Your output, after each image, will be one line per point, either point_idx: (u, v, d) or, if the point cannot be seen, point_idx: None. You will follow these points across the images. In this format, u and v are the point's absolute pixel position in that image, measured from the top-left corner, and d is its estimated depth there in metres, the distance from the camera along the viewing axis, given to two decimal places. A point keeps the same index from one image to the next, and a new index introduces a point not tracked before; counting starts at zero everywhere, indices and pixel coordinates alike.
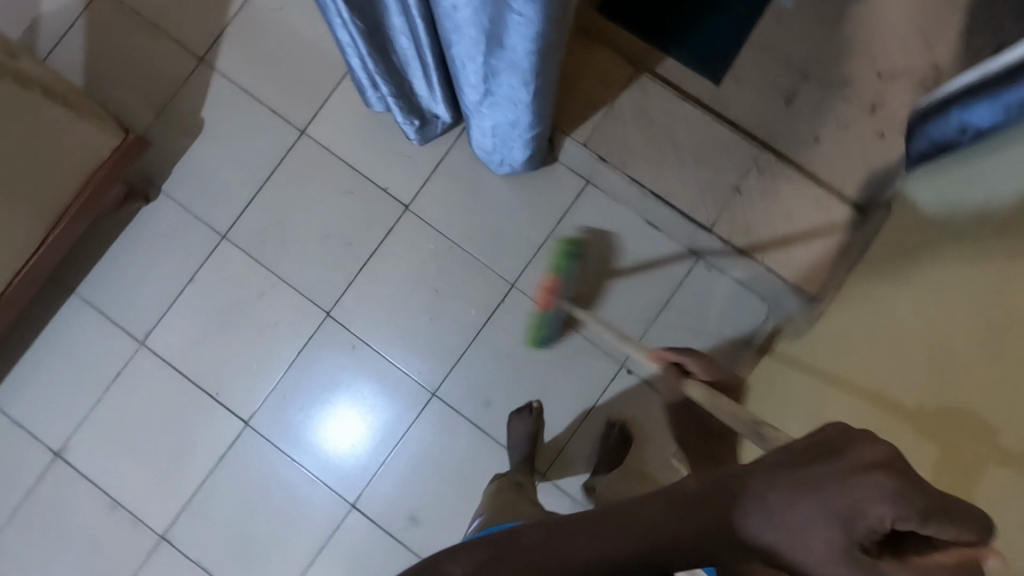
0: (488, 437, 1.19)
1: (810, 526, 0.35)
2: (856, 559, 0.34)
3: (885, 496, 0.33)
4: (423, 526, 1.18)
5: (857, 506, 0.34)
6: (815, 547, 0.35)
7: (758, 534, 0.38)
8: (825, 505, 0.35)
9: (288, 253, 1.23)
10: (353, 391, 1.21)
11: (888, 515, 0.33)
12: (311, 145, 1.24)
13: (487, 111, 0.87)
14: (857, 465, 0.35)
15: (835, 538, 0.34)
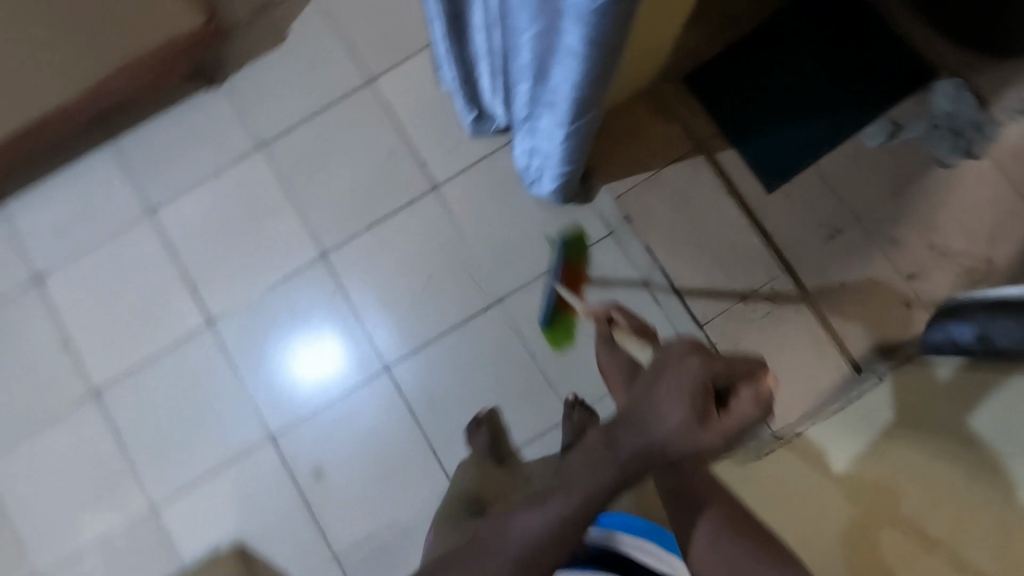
0: (418, 430, 1.20)
1: (668, 409, 0.47)
2: (711, 420, 0.47)
3: (703, 369, 0.48)
4: (326, 484, 1.20)
5: (692, 388, 0.47)
6: (688, 429, 0.47)
7: (656, 441, 0.47)
8: (680, 396, 0.47)
9: (312, 186, 1.26)
10: (316, 333, 1.24)
11: (710, 381, 0.48)
12: (373, 95, 1.26)
13: (529, 134, 0.88)
14: (684, 357, 0.49)
15: (686, 412, 0.47)
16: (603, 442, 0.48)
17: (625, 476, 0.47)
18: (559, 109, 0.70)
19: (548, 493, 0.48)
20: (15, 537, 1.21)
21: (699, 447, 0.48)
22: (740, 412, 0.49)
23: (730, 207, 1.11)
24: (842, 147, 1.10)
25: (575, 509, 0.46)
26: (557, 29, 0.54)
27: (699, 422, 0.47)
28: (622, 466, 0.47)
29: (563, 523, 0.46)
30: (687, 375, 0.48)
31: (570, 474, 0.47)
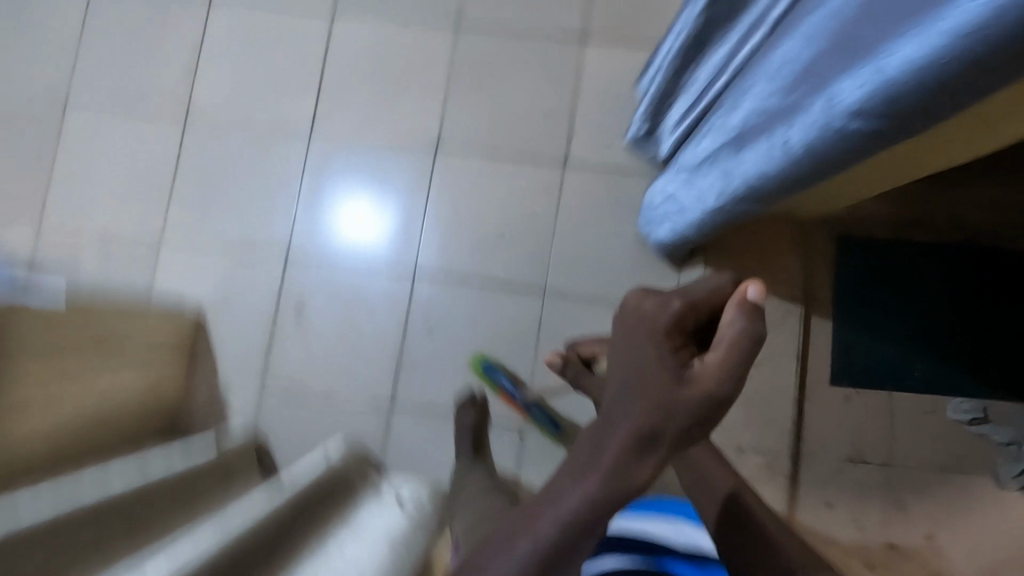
0: (400, 340, 1.23)
1: (651, 361, 0.39)
2: (697, 370, 0.39)
3: (661, 309, 0.43)
4: (300, 323, 1.24)
5: (656, 325, 0.42)
6: (681, 385, 0.38)
7: (644, 428, 0.37)
8: (648, 348, 0.40)
9: (470, 89, 1.27)
10: (382, 202, 1.26)
11: (670, 320, 0.43)
12: (575, 53, 1.26)
13: (683, 179, 0.87)
14: (635, 308, 0.43)
15: (668, 359, 0.40)
16: (596, 428, 0.39)
17: (634, 460, 0.37)
18: (730, 181, 0.68)
19: (543, 501, 0.38)
20: (49, 174, 1.29)
21: (703, 402, 0.38)
22: (730, 330, 0.40)
23: (788, 370, 1.08)
24: (924, 398, 1.05)
25: (557, 530, 0.37)
26: (787, 116, 0.52)
27: (684, 375, 0.39)
28: (625, 449, 0.37)
29: (569, 528, 0.37)
30: (642, 325, 0.42)
31: (543, 497, 0.38)
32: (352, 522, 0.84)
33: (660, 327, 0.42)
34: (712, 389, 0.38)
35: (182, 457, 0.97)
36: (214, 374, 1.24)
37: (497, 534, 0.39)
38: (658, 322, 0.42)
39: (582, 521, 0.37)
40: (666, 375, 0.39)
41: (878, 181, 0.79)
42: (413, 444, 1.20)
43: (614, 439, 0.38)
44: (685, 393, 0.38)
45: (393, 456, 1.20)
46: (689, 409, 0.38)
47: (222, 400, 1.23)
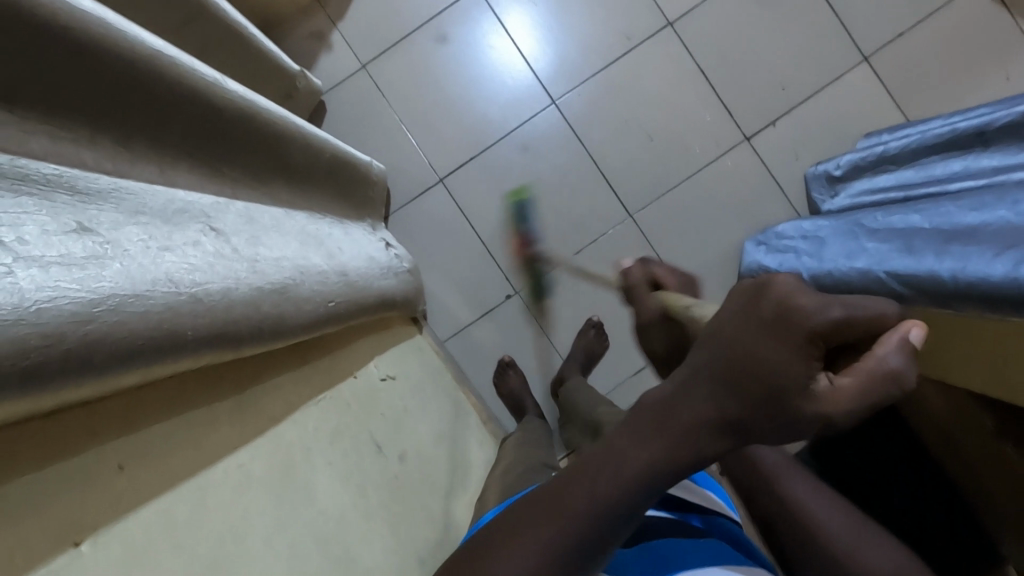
0: (492, 140, 1.19)
1: (779, 365, 0.35)
2: (822, 387, 0.35)
3: (820, 311, 0.35)
4: (434, 49, 1.19)
5: (808, 329, 0.35)
6: (802, 399, 0.35)
7: (733, 418, 0.37)
8: (777, 349, 0.35)
9: (741, 7, 1.17)
10: (584, 23, 1.18)
11: (829, 328, 0.35)
12: (846, 64, 1.15)
13: (842, 232, 0.83)
14: (784, 301, 0.36)
15: (800, 371, 0.35)
16: (671, 402, 0.39)
17: (710, 442, 0.38)
18: (904, 260, 0.64)
19: (603, 462, 0.40)
20: None
21: (811, 420, 0.36)
22: (887, 368, 0.35)
23: None
24: None
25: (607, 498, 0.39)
26: None
27: (801, 388, 0.35)
28: (699, 429, 0.38)
29: (625, 489, 0.39)
30: (779, 325, 0.35)
31: (599, 464, 0.40)
32: (343, 219, 0.86)
33: (812, 333, 0.35)
34: (824, 412, 0.35)
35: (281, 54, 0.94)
36: (336, 19, 1.19)
37: (543, 495, 0.41)
38: (812, 325, 0.35)
39: (630, 493, 0.39)
40: (787, 382, 0.35)
41: (966, 380, 0.76)
42: (425, 220, 1.19)
43: (692, 422, 0.38)
44: (795, 408, 0.36)
45: (407, 216, 1.19)
46: (792, 423, 0.36)
47: (322, 45, 1.19)
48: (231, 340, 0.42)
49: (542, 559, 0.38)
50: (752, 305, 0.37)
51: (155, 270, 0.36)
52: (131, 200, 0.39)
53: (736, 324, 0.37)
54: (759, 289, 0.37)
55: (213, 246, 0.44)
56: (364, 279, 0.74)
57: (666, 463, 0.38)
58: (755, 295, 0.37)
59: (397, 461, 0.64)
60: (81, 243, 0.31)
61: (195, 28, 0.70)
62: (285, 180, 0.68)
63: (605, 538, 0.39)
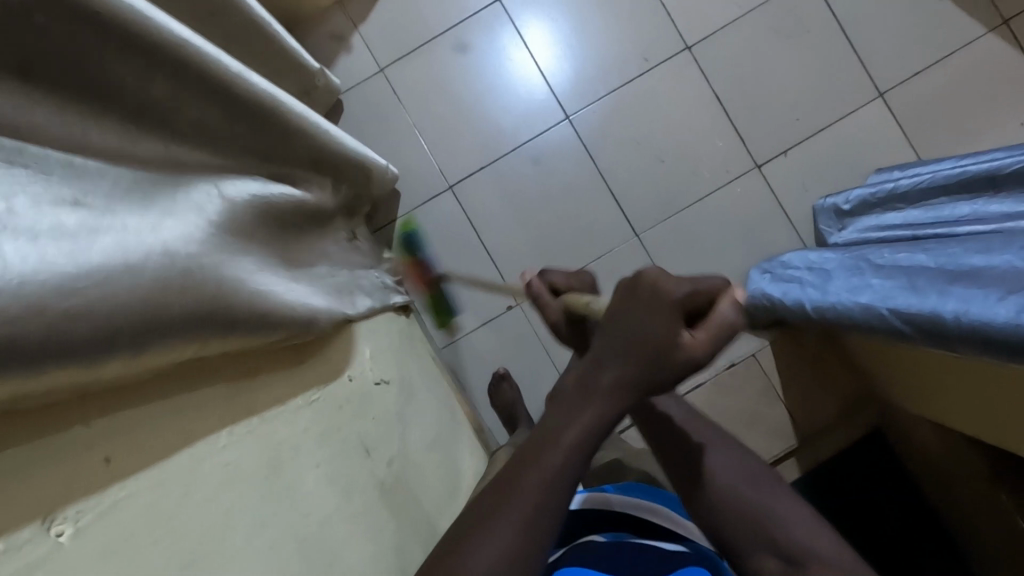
0: (503, 151, 1.19)
1: (656, 327, 0.46)
2: (685, 339, 0.46)
3: (676, 283, 0.47)
4: (452, 58, 1.20)
5: (669, 298, 0.46)
6: (676, 351, 0.46)
7: (632, 377, 0.46)
8: (653, 319, 0.46)
9: (759, 36, 1.17)
10: (601, 42, 1.19)
11: (682, 294, 0.47)
12: (861, 99, 1.16)
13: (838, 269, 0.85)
14: (652, 281, 0.46)
15: (671, 329, 0.46)
16: (584, 379, 0.47)
17: (622, 401, 0.46)
18: (908, 298, 0.64)
19: (544, 442, 0.46)
20: None
21: (685, 366, 0.46)
22: (724, 318, 0.47)
23: None
24: None
25: (548, 475, 0.44)
26: None
27: (673, 342, 0.46)
28: (610, 391, 0.46)
29: (568, 459, 0.45)
30: (653, 302, 0.46)
31: (539, 444, 0.46)
32: (340, 225, 0.86)
33: (672, 300, 0.46)
34: (691, 356, 0.46)
35: (304, 54, 0.95)
36: (357, 22, 1.20)
37: (494, 481, 0.46)
38: (671, 295, 0.46)
39: (573, 460, 0.45)
40: (662, 338, 0.45)
41: (971, 425, 0.75)
42: (432, 226, 1.19)
43: (605, 389, 0.46)
44: (672, 359, 0.46)
45: (415, 220, 1.19)
46: (672, 372, 0.46)
47: (342, 46, 1.20)
48: (192, 330, 0.46)
49: (508, 534, 0.42)
50: (629, 291, 0.47)
51: (124, 277, 0.41)
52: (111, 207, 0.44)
53: (620, 305, 0.47)
54: (636, 279, 0.47)
55: (187, 249, 0.49)
56: (343, 287, 0.77)
57: (595, 425, 0.46)
58: (629, 283, 0.47)
59: (385, 465, 0.64)
60: (58, 252, 0.37)
61: (216, 22, 0.71)
62: (286, 183, 0.68)
63: (553, 516, 0.44)
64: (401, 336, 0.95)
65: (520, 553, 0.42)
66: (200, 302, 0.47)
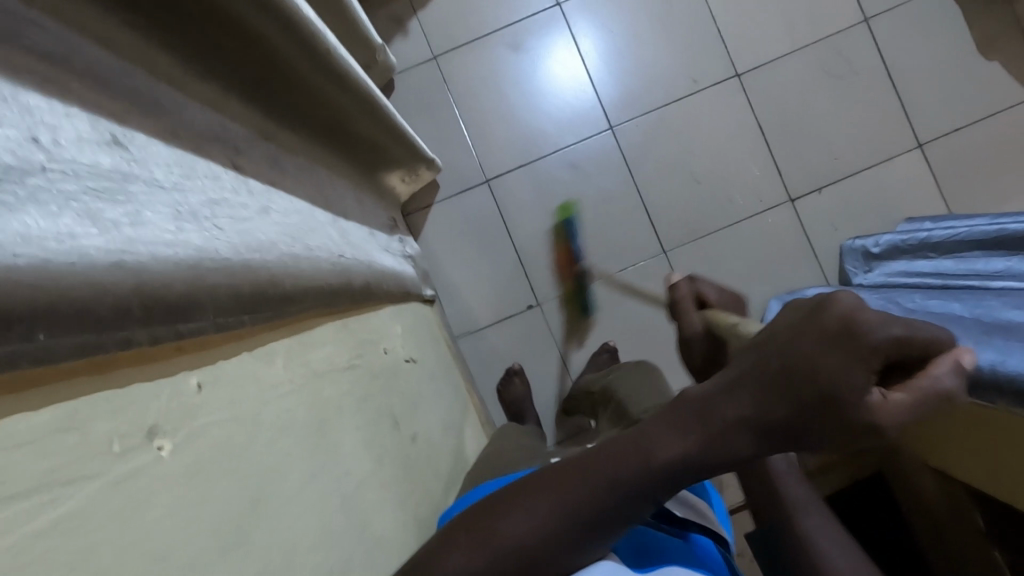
0: (543, 154, 1.21)
1: (830, 372, 0.34)
2: (873, 400, 0.33)
3: (884, 323, 0.34)
4: (505, 55, 1.21)
5: (866, 340, 0.34)
6: (848, 409, 0.34)
7: (766, 419, 0.38)
8: (831, 360, 0.34)
9: (809, 73, 1.19)
10: (653, 59, 1.21)
11: (890, 343, 0.33)
12: (900, 147, 1.18)
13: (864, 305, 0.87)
14: (846, 313, 0.35)
15: (855, 381, 0.34)
16: (707, 406, 0.40)
17: (742, 442, 0.39)
18: None
19: (624, 448, 0.42)
20: None
21: (854, 432, 0.34)
22: (937, 386, 0.33)
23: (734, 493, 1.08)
24: None
25: (626, 473, 0.41)
26: None
27: (850, 398, 0.34)
28: (728, 427, 0.39)
29: (642, 468, 0.41)
30: (844, 339, 0.34)
31: (620, 447, 0.42)
32: (366, 202, 0.89)
33: (870, 345, 0.33)
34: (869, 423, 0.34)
35: (377, 35, 0.98)
36: (417, 6, 1.21)
37: (565, 464, 0.44)
38: (872, 340, 0.33)
39: (651, 474, 0.41)
40: (835, 389, 0.34)
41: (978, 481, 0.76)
42: (463, 217, 1.20)
43: (726, 421, 0.39)
44: (835, 417, 0.35)
45: (447, 209, 1.20)
46: (826, 431, 0.35)
47: (399, 29, 1.21)
48: (286, 295, 0.44)
49: (551, 522, 0.41)
50: (810, 319, 0.36)
51: (228, 235, 0.38)
52: (196, 165, 0.41)
53: (789, 332, 0.37)
54: (822, 303, 0.36)
55: (260, 217, 0.46)
56: (386, 269, 0.78)
57: (694, 452, 0.40)
58: (816, 306, 0.37)
59: (410, 438, 0.65)
60: (167, 201, 0.34)
61: None
62: (325, 138, 0.71)
63: (614, 511, 0.42)
64: (422, 316, 0.97)
65: (566, 535, 0.42)
66: (291, 268, 0.45)
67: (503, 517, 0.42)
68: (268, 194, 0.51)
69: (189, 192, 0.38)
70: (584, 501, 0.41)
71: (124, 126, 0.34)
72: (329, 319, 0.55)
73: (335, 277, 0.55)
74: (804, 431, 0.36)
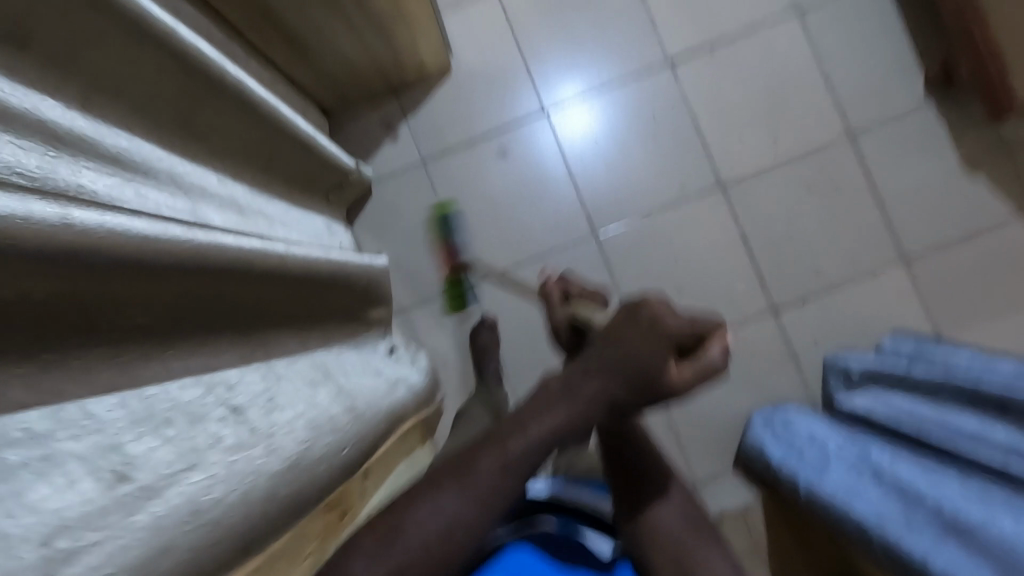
0: (529, 259, 1.22)
1: (646, 351, 0.53)
2: (670, 367, 0.53)
3: (677, 321, 0.54)
4: (493, 161, 1.23)
5: (663, 326, 0.54)
6: (655, 372, 0.53)
7: (612, 388, 0.54)
8: (643, 346, 0.53)
9: (792, 185, 1.20)
10: (639, 166, 1.22)
11: (679, 331, 0.54)
12: (885, 261, 1.18)
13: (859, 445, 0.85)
14: (655, 312, 0.55)
15: (659, 355, 0.53)
16: (561, 389, 0.55)
17: (591, 410, 0.54)
18: None
19: (512, 435, 0.54)
20: None
21: (663, 386, 0.53)
22: (712, 360, 0.53)
23: None
24: None
25: (505, 464, 0.52)
26: None
27: (659, 369, 0.53)
28: (584, 403, 0.54)
29: (524, 457, 0.53)
30: (651, 332, 0.54)
31: (512, 428, 0.54)
32: (359, 337, 0.88)
33: (669, 331, 0.54)
34: (669, 379, 0.53)
35: (331, 147, 1.00)
36: (406, 111, 1.24)
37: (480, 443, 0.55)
38: (667, 329, 0.54)
39: (536, 457, 0.53)
40: (646, 360, 0.53)
41: None
42: (446, 320, 1.22)
43: (589, 393, 0.54)
44: (650, 379, 0.53)
45: (428, 311, 1.22)
46: (653, 392, 0.53)
47: (388, 133, 1.24)
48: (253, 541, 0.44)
49: (460, 507, 0.51)
50: (636, 317, 0.55)
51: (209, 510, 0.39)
52: (196, 436, 0.42)
53: (623, 326, 0.55)
54: (642, 308, 0.55)
55: (253, 461, 0.47)
56: (381, 416, 0.77)
57: (564, 426, 0.54)
58: (641, 313, 0.55)
59: None
60: (160, 506, 0.36)
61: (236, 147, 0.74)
62: (311, 317, 0.69)
63: (481, 524, 0.52)
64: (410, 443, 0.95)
65: (458, 521, 0.51)
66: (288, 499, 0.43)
67: (409, 514, 0.51)
68: (264, 414, 0.51)
69: (184, 482, 0.39)
70: (482, 491, 0.52)
71: (126, 451, 0.36)
72: (305, 522, 0.54)
73: (309, 478, 0.54)
74: (642, 392, 0.53)
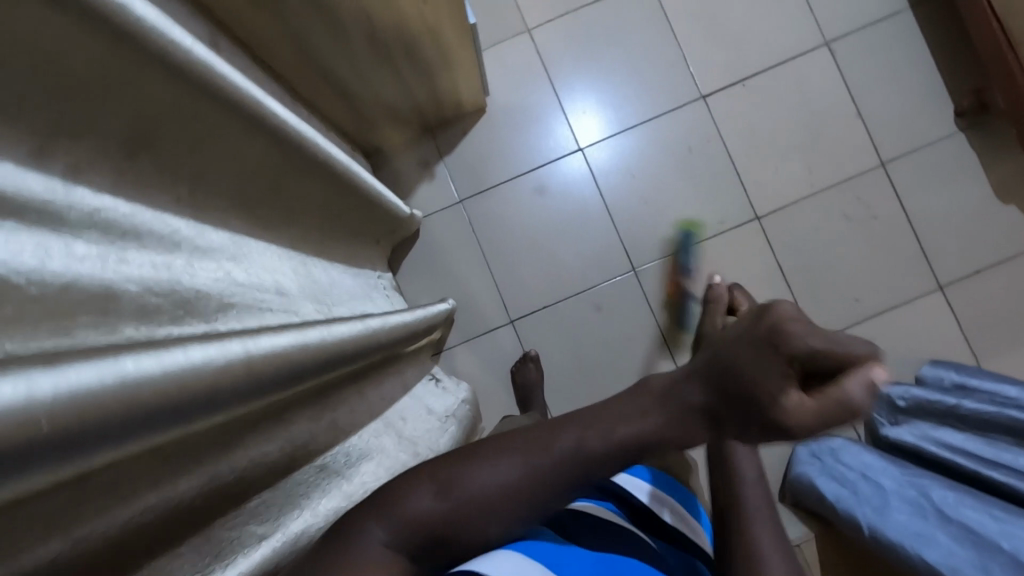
0: (569, 294, 1.23)
1: (768, 371, 0.38)
2: (791, 398, 0.37)
3: (808, 335, 0.38)
4: (530, 196, 1.24)
5: (789, 343, 0.38)
6: (772, 400, 0.38)
7: (706, 405, 0.42)
8: (758, 361, 0.39)
9: (828, 216, 1.21)
10: (676, 200, 1.23)
11: (807, 350, 0.38)
12: (924, 289, 1.19)
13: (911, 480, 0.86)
14: (778, 319, 0.40)
15: (782, 377, 0.38)
16: (659, 389, 0.45)
17: (679, 422, 0.43)
18: None
19: (591, 420, 0.45)
20: None
21: (779, 423, 0.38)
22: (847, 395, 0.37)
23: None
24: None
25: (574, 454, 0.44)
26: None
27: (775, 397, 0.38)
28: (673, 412, 0.43)
29: (598, 447, 0.44)
30: (765, 342, 0.39)
31: (593, 414, 0.45)
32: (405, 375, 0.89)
33: (793, 350, 0.38)
34: (788, 417, 0.37)
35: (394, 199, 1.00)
36: (443, 151, 1.25)
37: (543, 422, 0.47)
38: (793, 348, 0.38)
39: (605, 459, 0.44)
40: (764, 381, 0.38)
41: None
42: (488, 356, 1.22)
43: (682, 400, 0.43)
44: (759, 403, 0.39)
45: (470, 348, 1.23)
46: (766, 425, 0.39)
47: (425, 172, 1.25)
48: None
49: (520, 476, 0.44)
50: (748, 319, 0.42)
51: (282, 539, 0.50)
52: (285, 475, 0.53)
53: (733, 327, 0.42)
54: (764, 309, 0.41)
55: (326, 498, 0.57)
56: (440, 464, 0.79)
57: (648, 433, 0.43)
58: (761, 314, 0.41)
59: None
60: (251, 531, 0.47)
61: None
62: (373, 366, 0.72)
63: (529, 504, 0.45)
64: None
65: (514, 491, 0.44)
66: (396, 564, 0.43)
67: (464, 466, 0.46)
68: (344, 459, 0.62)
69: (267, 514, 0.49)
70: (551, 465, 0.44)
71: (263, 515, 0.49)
72: None
73: None
74: (742, 421, 0.40)
